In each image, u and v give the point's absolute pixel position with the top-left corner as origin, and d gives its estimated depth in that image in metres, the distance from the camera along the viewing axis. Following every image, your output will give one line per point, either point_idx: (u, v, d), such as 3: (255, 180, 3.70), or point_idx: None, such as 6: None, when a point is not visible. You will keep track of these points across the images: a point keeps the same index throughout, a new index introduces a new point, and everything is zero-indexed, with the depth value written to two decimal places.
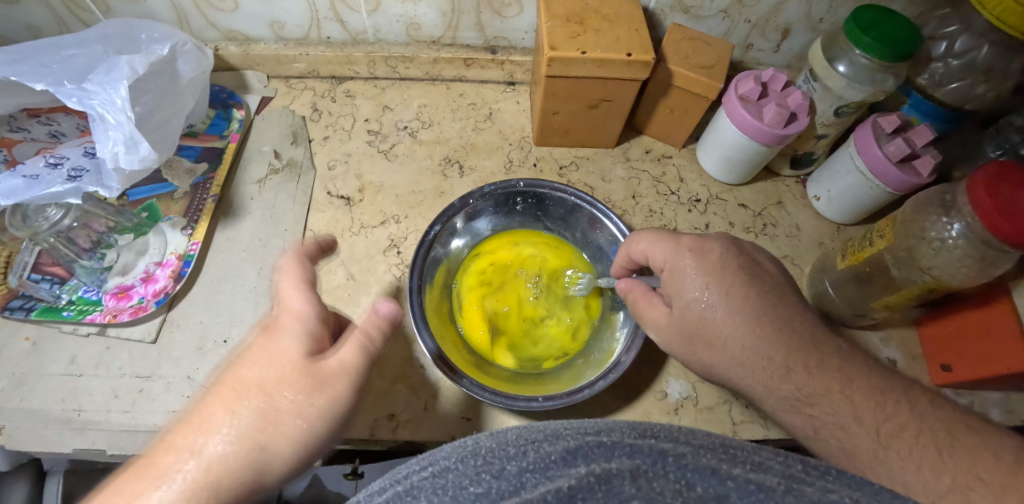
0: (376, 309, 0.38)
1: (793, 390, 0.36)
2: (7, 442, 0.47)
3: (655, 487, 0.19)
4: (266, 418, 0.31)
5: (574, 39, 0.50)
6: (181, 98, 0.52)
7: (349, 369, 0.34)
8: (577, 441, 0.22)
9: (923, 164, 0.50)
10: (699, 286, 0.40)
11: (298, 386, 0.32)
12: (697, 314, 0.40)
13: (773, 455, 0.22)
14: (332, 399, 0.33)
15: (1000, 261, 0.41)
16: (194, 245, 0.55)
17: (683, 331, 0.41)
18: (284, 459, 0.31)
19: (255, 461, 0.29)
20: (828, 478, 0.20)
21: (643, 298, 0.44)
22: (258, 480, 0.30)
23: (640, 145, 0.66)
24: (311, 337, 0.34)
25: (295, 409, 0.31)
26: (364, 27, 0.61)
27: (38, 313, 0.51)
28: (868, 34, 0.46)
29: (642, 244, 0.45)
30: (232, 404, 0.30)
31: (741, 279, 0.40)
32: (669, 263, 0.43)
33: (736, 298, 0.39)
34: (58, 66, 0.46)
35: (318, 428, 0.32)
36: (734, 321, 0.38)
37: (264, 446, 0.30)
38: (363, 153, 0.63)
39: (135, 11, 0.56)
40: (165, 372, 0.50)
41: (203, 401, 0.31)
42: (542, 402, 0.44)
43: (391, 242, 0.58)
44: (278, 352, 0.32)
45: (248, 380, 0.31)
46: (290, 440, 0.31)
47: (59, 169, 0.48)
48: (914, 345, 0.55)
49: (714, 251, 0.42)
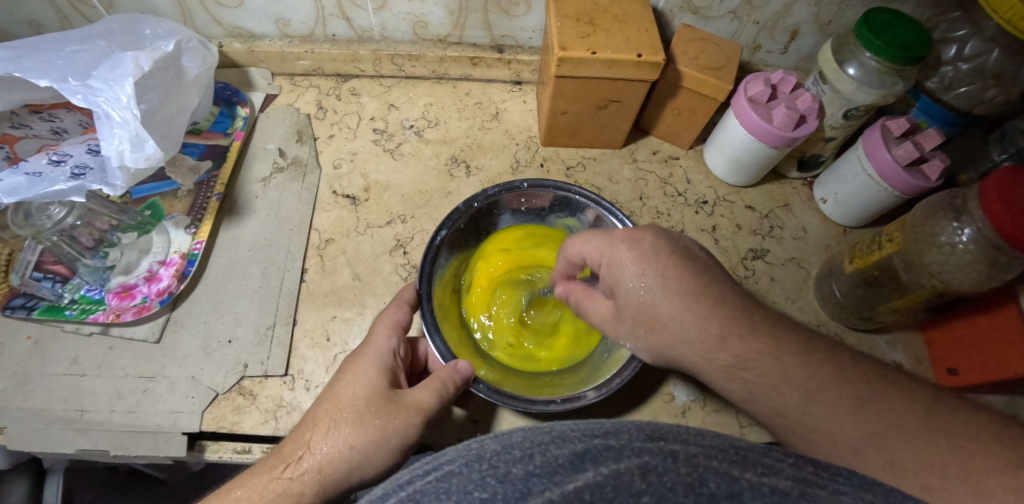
0: (455, 365, 0.43)
1: (727, 359, 0.34)
2: (8, 442, 0.46)
3: (665, 483, 0.19)
4: (347, 437, 0.37)
5: (585, 39, 0.50)
6: (184, 94, 0.51)
7: (423, 405, 0.40)
8: (585, 444, 0.21)
9: (931, 169, 0.49)
10: (635, 277, 0.38)
11: (378, 414, 0.38)
12: (636, 303, 0.38)
13: (782, 455, 0.21)
14: (410, 423, 0.39)
15: (1010, 266, 0.41)
16: (198, 244, 0.54)
17: (624, 316, 0.40)
18: (360, 470, 0.37)
19: (355, 461, 0.37)
20: (839, 480, 0.19)
21: (584, 295, 0.44)
22: (341, 481, 0.36)
23: (647, 146, 0.66)
24: (389, 370, 0.41)
25: (375, 431, 0.37)
26: (370, 25, 0.60)
27: (40, 312, 0.50)
28: (879, 37, 0.46)
29: (577, 245, 0.43)
30: (332, 416, 0.38)
31: (675, 262, 0.38)
32: (605, 258, 0.40)
33: (671, 282, 0.37)
34: (61, 63, 0.45)
35: (389, 449, 0.38)
36: (673, 302, 0.36)
37: (353, 453, 0.37)
38: (368, 152, 0.62)
39: (137, 7, 0.55)
40: (168, 373, 0.49)
41: (315, 413, 0.39)
42: (560, 403, 0.44)
43: (397, 242, 0.57)
44: (367, 379, 0.40)
45: (344, 400, 0.39)
46: (366, 457, 0.37)
47: (61, 167, 0.47)
48: (920, 349, 0.55)
49: (645, 237, 0.39)
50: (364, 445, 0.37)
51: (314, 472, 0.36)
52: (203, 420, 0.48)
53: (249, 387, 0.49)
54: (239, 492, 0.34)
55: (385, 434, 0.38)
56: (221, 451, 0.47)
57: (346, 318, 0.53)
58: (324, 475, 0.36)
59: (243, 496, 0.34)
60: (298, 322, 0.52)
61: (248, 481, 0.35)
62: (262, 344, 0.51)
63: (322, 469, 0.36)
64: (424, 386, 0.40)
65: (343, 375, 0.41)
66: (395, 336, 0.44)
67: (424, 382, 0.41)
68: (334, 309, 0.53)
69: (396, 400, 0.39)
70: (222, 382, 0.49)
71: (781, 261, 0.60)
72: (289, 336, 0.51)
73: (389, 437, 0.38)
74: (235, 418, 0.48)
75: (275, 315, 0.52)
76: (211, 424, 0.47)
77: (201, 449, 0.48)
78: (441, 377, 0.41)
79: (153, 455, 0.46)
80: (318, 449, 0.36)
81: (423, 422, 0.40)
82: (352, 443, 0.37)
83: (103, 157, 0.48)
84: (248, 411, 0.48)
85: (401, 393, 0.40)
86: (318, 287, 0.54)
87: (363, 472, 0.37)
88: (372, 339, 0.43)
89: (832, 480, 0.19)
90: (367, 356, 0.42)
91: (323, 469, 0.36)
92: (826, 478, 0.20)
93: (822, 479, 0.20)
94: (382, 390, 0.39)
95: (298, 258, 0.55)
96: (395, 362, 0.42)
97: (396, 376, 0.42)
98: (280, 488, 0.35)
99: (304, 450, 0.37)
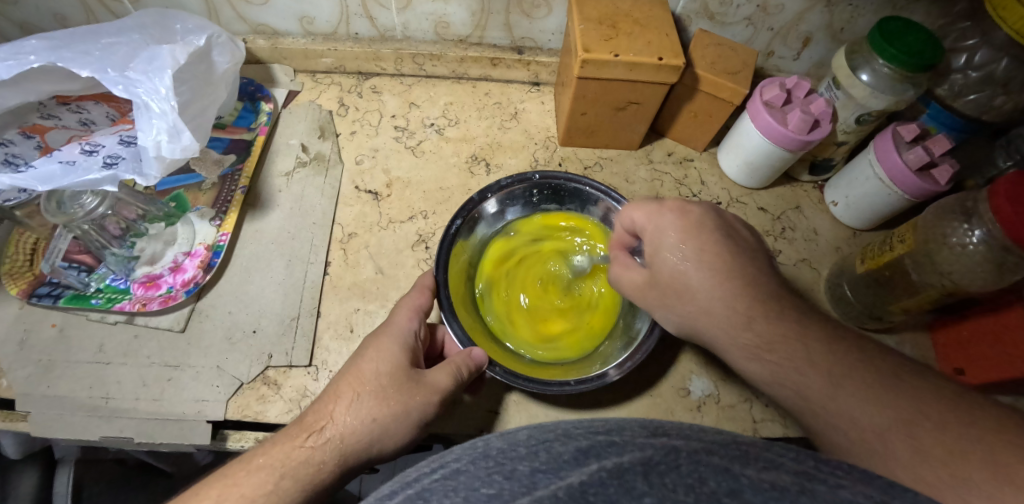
0: (470, 351, 0.43)
1: (753, 340, 0.37)
2: (32, 429, 0.47)
3: (666, 481, 0.18)
4: (368, 416, 0.38)
5: (607, 42, 0.51)
6: (213, 88, 0.53)
7: (440, 386, 0.41)
8: (589, 441, 0.22)
9: (941, 173, 0.51)
10: (677, 245, 0.41)
11: (397, 395, 0.39)
12: (671, 271, 0.41)
13: (800, 455, 0.21)
14: (427, 401, 0.40)
15: (1019, 268, 0.42)
16: (223, 236, 0.55)
17: (656, 284, 0.42)
18: (388, 447, 0.38)
19: (377, 442, 0.38)
20: (868, 483, 0.20)
21: (622, 263, 0.46)
22: (362, 463, 0.38)
23: (662, 148, 0.67)
24: (410, 349, 0.42)
25: (396, 411, 0.38)
26: (392, 24, 0.61)
27: (66, 300, 0.51)
28: (893, 45, 0.48)
29: (625, 218, 0.45)
30: (355, 395, 0.38)
31: (716, 238, 0.41)
32: (651, 224, 0.43)
33: (707, 254, 0.40)
34: (100, 53, 0.46)
35: (407, 429, 0.39)
36: (704, 274, 0.39)
37: (371, 439, 0.38)
38: (390, 149, 0.63)
39: (166, 4, 0.56)
40: (193, 362, 0.50)
41: (337, 385, 0.39)
42: (572, 385, 0.44)
43: (419, 237, 0.58)
44: (388, 356, 0.40)
45: (367, 374, 0.39)
46: (388, 437, 0.38)
47: (95, 156, 0.49)
48: (928, 349, 0.56)
49: (693, 211, 0.42)
50: (386, 426, 0.38)
51: (336, 447, 0.37)
52: (227, 409, 0.48)
53: (273, 376, 0.50)
54: (262, 459, 0.35)
55: (407, 414, 0.39)
56: (244, 440, 0.48)
57: (368, 311, 0.54)
58: (346, 451, 0.37)
59: (267, 462, 0.35)
60: (322, 314, 0.53)
61: (270, 448, 0.36)
62: (287, 334, 0.52)
63: (345, 444, 0.37)
64: (445, 369, 0.41)
65: (363, 357, 0.41)
66: (413, 320, 0.44)
67: (442, 364, 0.42)
68: (357, 302, 0.54)
69: (416, 382, 0.40)
70: (247, 372, 0.50)
71: (792, 262, 0.62)
72: (313, 326, 0.52)
73: (409, 415, 0.39)
74: (260, 407, 0.48)
75: (299, 307, 0.53)
76: (236, 413, 0.48)
77: (223, 438, 0.48)
78: (460, 357, 0.42)
79: (178, 442, 0.47)
80: (339, 422, 0.37)
81: (439, 405, 0.41)
82: (374, 416, 0.38)
83: (135, 148, 0.50)
84: (273, 400, 0.49)
85: (419, 373, 0.40)
86: (341, 280, 0.55)
87: (385, 449, 0.39)
88: (394, 318, 0.44)
89: (857, 481, 0.20)
90: (386, 335, 0.42)
91: (337, 442, 0.37)
92: (855, 478, 0.20)
93: (859, 480, 0.20)
94: (404, 367, 0.40)
95: (321, 251, 0.56)
96: (412, 342, 0.43)
97: (416, 356, 0.42)
98: (302, 457, 0.36)
99: (326, 420, 0.37)
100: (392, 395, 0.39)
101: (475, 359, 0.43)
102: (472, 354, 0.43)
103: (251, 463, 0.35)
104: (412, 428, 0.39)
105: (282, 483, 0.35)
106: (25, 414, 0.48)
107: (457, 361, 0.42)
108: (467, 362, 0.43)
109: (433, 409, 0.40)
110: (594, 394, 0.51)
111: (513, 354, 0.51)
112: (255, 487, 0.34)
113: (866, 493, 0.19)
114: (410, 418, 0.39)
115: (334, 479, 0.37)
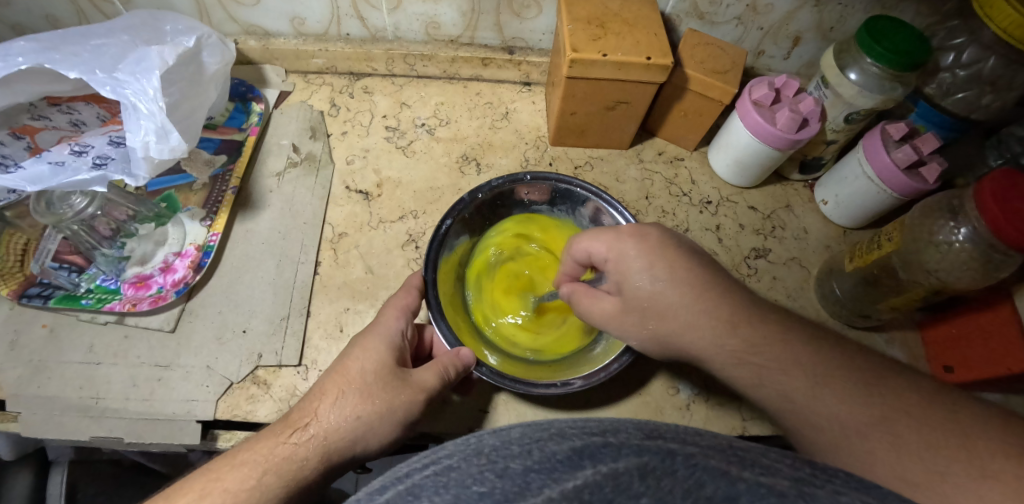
0: (457, 351, 0.43)
1: (724, 337, 0.37)
2: (23, 429, 0.47)
3: (663, 485, 0.19)
4: (351, 416, 0.38)
5: (596, 41, 0.52)
6: (203, 89, 0.53)
7: (426, 385, 0.41)
8: (583, 441, 0.22)
9: (929, 172, 0.51)
10: (644, 272, 0.41)
11: (381, 395, 0.39)
12: (645, 297, 0.41)
13: (771, 456, 0.21)
14: (413, 401, 0.40)
15: (1005, 265, 0.43)
16: (213, 236, 0.55)
17: (631, 309, 0.42)
18: (373, 444, 0.39)
19: (361, 440, 0.38)
20: (838, 484, 0.20)
21: (587, 294, 0.45)
22: (346, 462, 0.38)
23: (653, 147, 0.67)
24: (397, 348, 0.42)
25: (380, 411, 0.38)
26: (383, 25, 0.61)
27: (56, 301, 0.51)
28: (880, 44, 0.48)
29: (584, 242, 0.45)
30: (340, 394, 0.38)
31: (680, 258, 0.41)
32: (613, 252, 0.43)
33: (674, 276, 0.40)
34: (88, 55, 0.46)
35: (391, 428, 0.39)
36: (677, 296, 0.39)
37: (354, 437, 0.38)
38: (381, 149, 0.63)
39: (156, 5, 0.56)
40: (183, 362, 0.50)
41: (323, 383, 0.40)
42: (558, 386, 0.45)
43: (409, 236, 0.58)
44: (375, 354, 0.40)
45: (353, 372, 0.40)
46: (373, 438, 0.38)
47: (84, 157, 0.49)
48: (917, 347, 0.57)
49: (652, 233, 0.42)
50: (371, 427, 0.38)
51: (320, 445, 0.37)
52: (217, 409, 0.48)
53: (263, 376, 0.50)
54: (244, 455, 0.36)
55: (391, 415, 0.39)
56: (234, 440, 0.48)
57: (358, 310, 0.54)
58: (329, 448, 0.37)
59: (249, 457, 0.35)
60: (312, 314, 0.53)
61: (254, 446, 0.36)
62: (276, 334, 0.52)
63: (328, 442, 0.37)
64: (430, 369, 0.41)
65: (349, 357, 0.41)
66: (400, 320, 0.44)
67: (428, 364, 0.42)
68: (347, 301, 0.54)
69: (402, 382, 0.40)
70: (237, 371, 0.50)
71: (782, 260, 0.62)
72: (303, 326, 0.52)
73: (392, 416, 0.39)
74: (249, 407, 0.48)
75: (289, 306, 0.53)
76: (225, 413, 0.48)
77: (213, 438, 0.48)
78: (445, 358, 0.42)
79: (168, 442, 0.47)
80: (323, 421, 0.37)
81: (424, 405, 0.41)
82: (358, 414, 0.38)
83: (124, 149, 0.50)
84: (262, 400, 0.49)
85: (404, 373, 0.41)
86: (331, 279, 0.55)
87: (369, 447, 0.39)
88: (382, 317, 0.44)
89: (828, 484, 0.19)
90: (373, 335, 0.42)
91: (319, 439, 0.37)
92: (826, 482, 0.20)
93: (832, 483, 0.20)
94: (389, 366, 0.40)
95: (312, 251, 0.56)
96: (398, 341, 0.42)
97: (403, 354, 0.42)
98: (285, 453, 0.36)
99: (311, 416, 0.38)
100: (377, 394, 0.39)
101: (461, 359, 0.43)
102: (458, 354, 0.43)
103: (235, 458, 0.35)
104: (397, 425, 0.39)
105: (264, 478, 0.35)
106: (15, 414, 0.48)
107: (442, 362, 0.42)
108: (454, 363, 0.43)
109: (417, 410, 0.40)
110: (583, 393, 0.52)
111: (504, 351, 0.52)
112: (238, 480, 0.34)
113: (839, 495, 0.19)
114: (394, 417, 0.39)
115: (318, 477, 0.37)
